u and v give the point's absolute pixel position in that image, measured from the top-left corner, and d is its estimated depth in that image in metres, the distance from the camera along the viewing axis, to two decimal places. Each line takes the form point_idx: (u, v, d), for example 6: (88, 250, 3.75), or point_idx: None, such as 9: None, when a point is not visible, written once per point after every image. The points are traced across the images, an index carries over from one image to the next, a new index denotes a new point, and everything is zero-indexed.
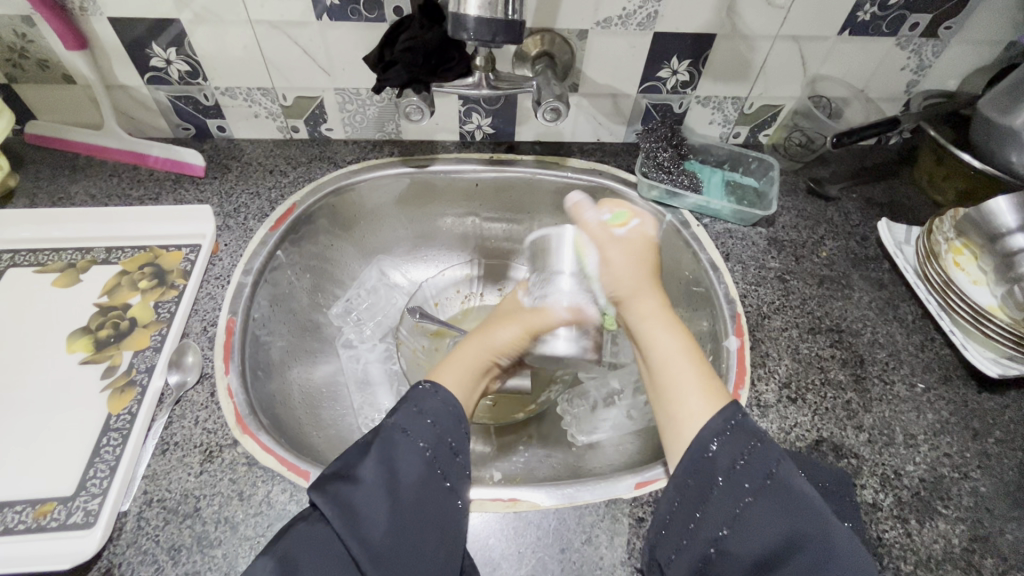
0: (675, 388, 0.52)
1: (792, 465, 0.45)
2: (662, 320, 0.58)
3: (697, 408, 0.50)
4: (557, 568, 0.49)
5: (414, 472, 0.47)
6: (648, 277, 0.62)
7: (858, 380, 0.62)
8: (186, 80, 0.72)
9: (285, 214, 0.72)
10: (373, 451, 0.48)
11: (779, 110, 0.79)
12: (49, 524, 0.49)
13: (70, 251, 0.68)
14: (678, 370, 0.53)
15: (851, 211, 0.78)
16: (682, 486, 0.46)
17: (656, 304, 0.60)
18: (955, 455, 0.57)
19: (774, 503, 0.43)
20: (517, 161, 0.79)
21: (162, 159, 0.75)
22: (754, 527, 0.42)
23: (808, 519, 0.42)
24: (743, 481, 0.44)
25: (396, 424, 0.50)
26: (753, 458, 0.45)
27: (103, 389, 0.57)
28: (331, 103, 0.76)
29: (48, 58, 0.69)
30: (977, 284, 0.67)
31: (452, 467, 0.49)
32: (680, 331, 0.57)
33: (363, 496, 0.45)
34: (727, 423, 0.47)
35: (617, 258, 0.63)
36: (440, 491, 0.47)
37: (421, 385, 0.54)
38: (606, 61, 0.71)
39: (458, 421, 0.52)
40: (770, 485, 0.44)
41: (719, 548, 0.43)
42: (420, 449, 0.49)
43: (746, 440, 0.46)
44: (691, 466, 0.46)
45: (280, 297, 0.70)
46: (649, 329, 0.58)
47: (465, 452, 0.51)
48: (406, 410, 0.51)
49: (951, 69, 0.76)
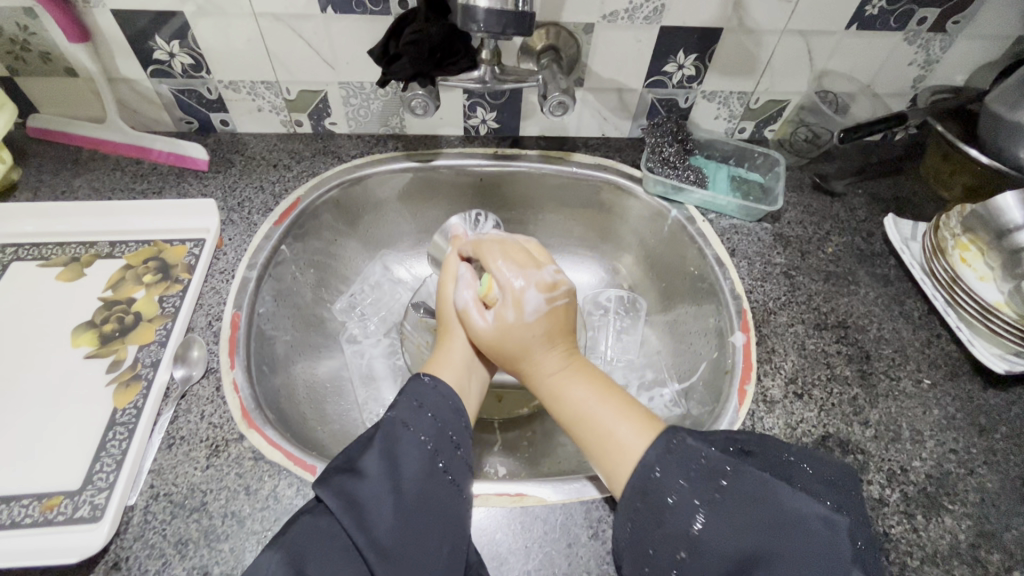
0: (595, 446, 0.51)
1: (740, 472, 0.45)
2: (567, 377, 0.55)
3: (631, 450, 0.48)
4: (563, 562, 0.49)
5: (417, 465, 0.47)
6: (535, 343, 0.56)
7: (864, 376, 0.62)
8: (190, 73, 0.71)
9: (290, 208, 0.72)
10: (377, 444, 0.48)
11: (785, 105, 0.79)
12: (57, 518, 0.49)
13: (73, 245, 0.68)
14: (599, 424, 0.51)
15: (857, 207, 0.77)
16: (633, 509, 0.45)
17: (560, 363, 0.56)
18: (961, 451, 0.57)
19: (725, 517, 0.42)
20: (521, 155, 0.79)
21: (166, 153, 0.75)
22: (710, 545, 0.41)
23: (762, 528, 0.41)
24: (693, 497, 0.44)
25: (396, 417, 0.50)
26: (701, 473, 0.45)
27: (109, 383, 0.57)
28: (335, 97, 0.75)
29: (50, 50, 0.68)
30: (983, 280, 0.66)
31: (453, 460, 0.49)
32: (592, 383, 0.54)
33: (367, 488, 0.45)
34: (670, 442, 0.47)
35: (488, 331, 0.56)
36: (442, 484, 0.47)
37: (423, 377, 0.54)
38: (613, 55, 0.71)
39: (458, 414, 0.52)
40: (720, 498, 0.43)
41: (682, 570, 0.42)
42: (421, 440, 0.49)
43: (691, 456, 0.46)
44: (639, 487, 0.46)
45: (285, 292, 0.70)
46: (556, 390, 0.55)
47: (465, 446, 0.51)
48: (406, 401, 0.51)
49: (959, 64, 0.76)
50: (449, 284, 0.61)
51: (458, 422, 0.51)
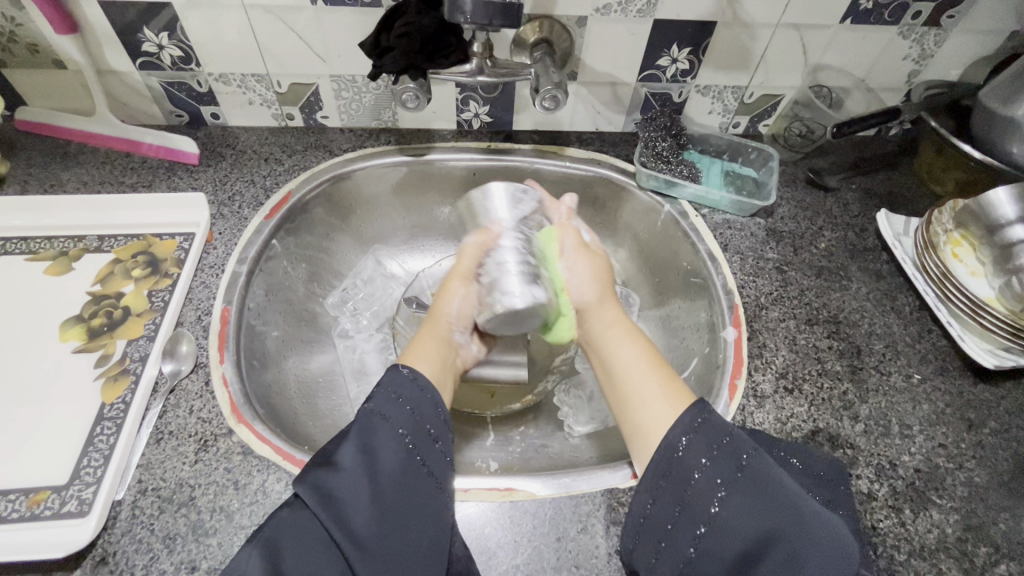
0: (641, 395, 0.51)
1: (761, 453, 0.44)
2: (623, 328, 0.58)
3: (663, 414, 0.49)
4: (552, 557, 0.49)
5: (394, 460, 0.46)
6: (608, 288, 0.61)
7: (855, 371, 0.62)
8: (179, 65, 0.70)
9: (280, 203, 0.71)
10: (353, 437, 0.47)
11: (780, 100, 0.79)
12: (44, 512, 0.49)
13: (61, 239, 0.68)
14: (644, 379, 0.52)
15: (850, 202, 0.77)
16: (655, 488, 0.45)
17: (617, 314, 0.59)
18: (950, 446, 0.57)
19: (744, 497, 0.42)
20: (514, 150, 0.78)
21: (156, 146, 0.74)
22: (729, 524, 0.41)
23: (778, 509, 0.41)
24: (715, 477, 0.43)
25: (372, 409, 0.49)
26: (722, 453, 0.44)
27: (98, 377, 0.57)
28: (326, 90, 0.75)
29: (38, 42, 0.68)
30: (975, 276, 0.67)
31: (431, 454, 0.48)
32: (640, 338, 0.57)
33: (342, 483, 0.44)
34: (694, 422, 0.46)
35: (583, 265, 0.62)
36: (420, 478, 0.47)
37: (401, 369, 0.52)
38: (606, 49, 0.70)
39: (436, 406, 0.51)
40: (741, 478, 0.43)
41: (699, 547, 0.42)
42: (400, 434, 0.48)
43: (714, 435, 0.45)
44: (661, 469, 0.45)
45: (276, 287, 0.70)
46: (607, 339, 0.58)
47: (444, 438, 0.50)
48: (383, 393, 0.50)
49: (953, 59, 0.75)
50: (459, 281, 0.60)
51: (436, 415, 0.50)
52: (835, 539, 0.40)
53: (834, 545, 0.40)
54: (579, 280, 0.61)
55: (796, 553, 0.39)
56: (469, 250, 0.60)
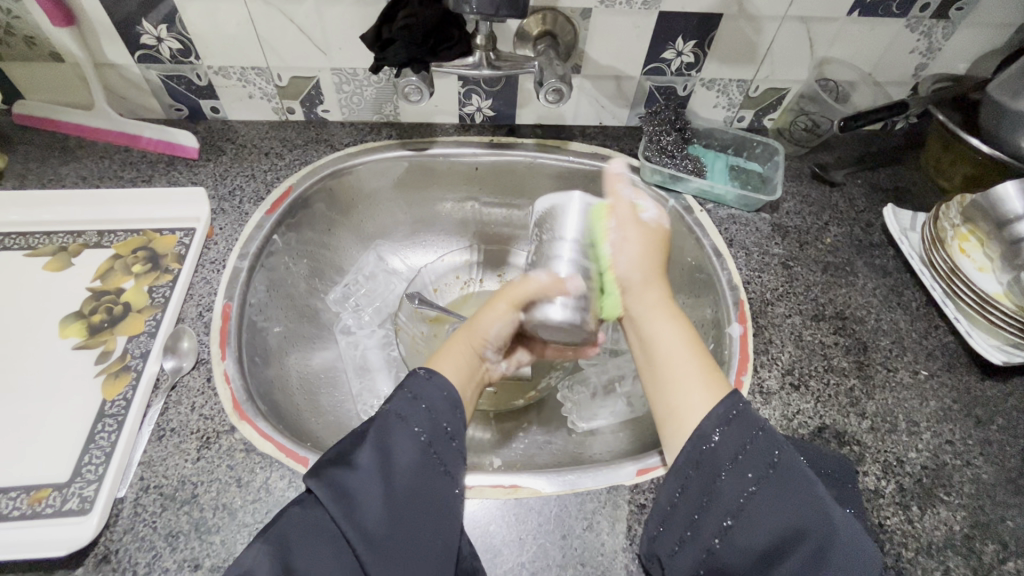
0: (681, 381, 0.51)
1: (795, 451, 0.44)
2: (668, 310, 0.56)
3: (700, 400, 0.49)
4: (558, 554, 0.49)
5: (409, 458, 0.46)
6: (657, 268, 0.59)
7: (861, 367, 0.61)
8: (179, 58, 0.70)
9: (281, 197, 0.70)
10: (369, 437, 0.47)
11: (785, 93, 0.78)
12: (44, 510, 0.48)
13: (60, 235, 0.67)
14: (685, 364, 0.52)
15: (856, 197, 0.76)
16: (683, 477, 0.45)
17: (659, 293, 0.58)
18: (957, 442, 0.56)
19: (776, 495, 0.42)
20: (517, 144, 0.77)
21: (155, 140, 0.73)
22: (758, 518, 0.42)
23: (809, 508, 0.41)
24: (746, 471, 0.43)
25: (391, 409, 0.49)
26: (755, 448, 0.44)
27: (98, 373, 0.56)
28: (328, 83, 0.74)
29: (35, 34, 0.67)
30: (982, 271, 0.66)
31: (449, 452, 0.48)
32: (684, 323, 0.56)
33: (361, 481, 0.44)
34: (729, 414, 0.46)
35: (633, 246, 0.59)
36: (436, 477, 0.47)
37: (419, 370, 0.52)
38: (610, 42, 0.70)
39: (454, 406, 0.51)
40: (773, 476, 0.43)
41: (724, 539, 0.42)
42: (416, 433, 0.48)
43: (747, 431, 0.45)
44: (692, 458, 0.45)
45: (278, 282, 0.69)
46: (650, 318, 0.56)
47: (460, 437, 0.50)
48: (401, 395, 0.50)
49: (962, 51, 0.74)
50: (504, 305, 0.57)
51: (451, 412, 0.50)
52: (861, 544, 0.40)
53: (861, 547, 0.40)
54: (625, 260, 0.58)
55: (824, 553, 0.40)
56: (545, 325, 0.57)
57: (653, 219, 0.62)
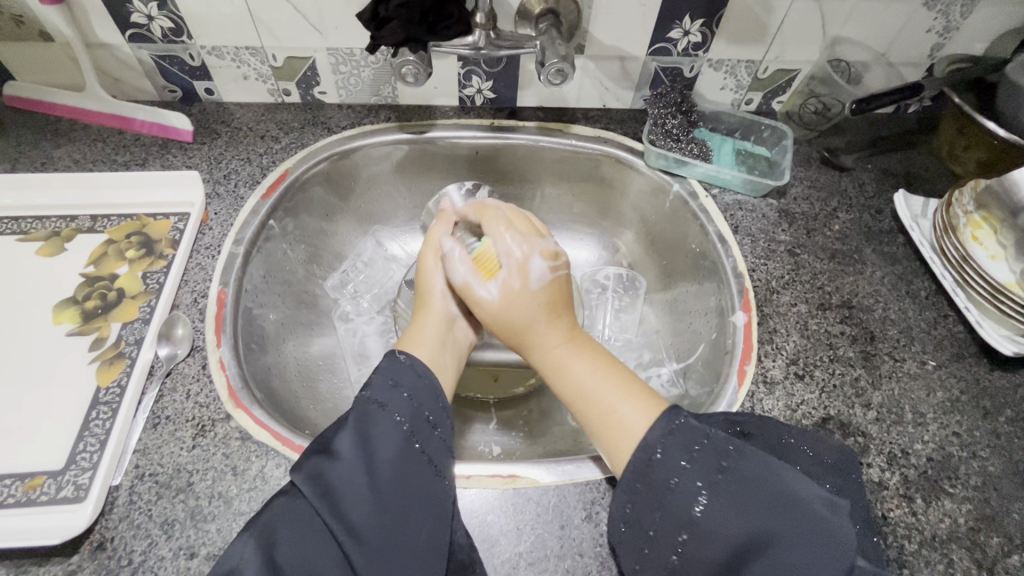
0: (608, 417, 0.50)
1: (743, 452, 0.43)
2: (568, 356, 0.55)
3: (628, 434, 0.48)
4: (556, 545, 0.48)
5: (393, 447, 0.45)
6: (543, 313, 0.57)
7: (868, 357, 0.60)
8: (171, 37, 0.68)
9: (278, 180, 0.69)
10: (350, 424, 0.46)
11: (795, 74, 0.75)
12: (40, 498, 0.48)
13: (53, 219, 0.66)
14: (604, 402, 0.51)
15: (866, 182, 0.74)
16: (632, 492, 0.45)
17: (559, 339, 0.56)
18: (964, 434, 0.55)
19: (726, 503, 0.41)
20: (518, 127, 0.75)
21: (148, 122, 0.71)
22: (711, 530, 0.41)
23: (767, 518, 0.40)
24: (695, 481, 0.42)
25: (370, 397, 0.48)
26: (702, 455, 0.43)
27: (92, 361, 0.56)
28: (323, 64, 0.72)
29: (23, 13, 0.65)
30: (995, 259, 0.64)
31: (431, 440, 0.48)
32: (592, 362, 0.54)
33: (341, 472, 0.43)
34: (673, 423, 0.46)
35: (506, 303, 0.56)
36: (419, 466, 0.46)
37: (399, 356, 0.52)
38: (615, 21, 0.67)
39: (435, 394, 0.50)
40: (722, 481, 0.42)
41: (683, 553, 0.41)
42: (397, 422, 0.47)
43: (686, 441, 0.44)
44: (638, 472, 0.45)
45: (274, 269, 0.68)
46: (557, 366, 0.55)
47: (443, 426, 0.49)
48: (381, 381, 0.49)
49: (981, 30, 0.72)
50: (432, 258, 0.61)
51: (434, 401, 0.50)
52: (828, 540, 0.39)
53: (820, 546, 0.38)
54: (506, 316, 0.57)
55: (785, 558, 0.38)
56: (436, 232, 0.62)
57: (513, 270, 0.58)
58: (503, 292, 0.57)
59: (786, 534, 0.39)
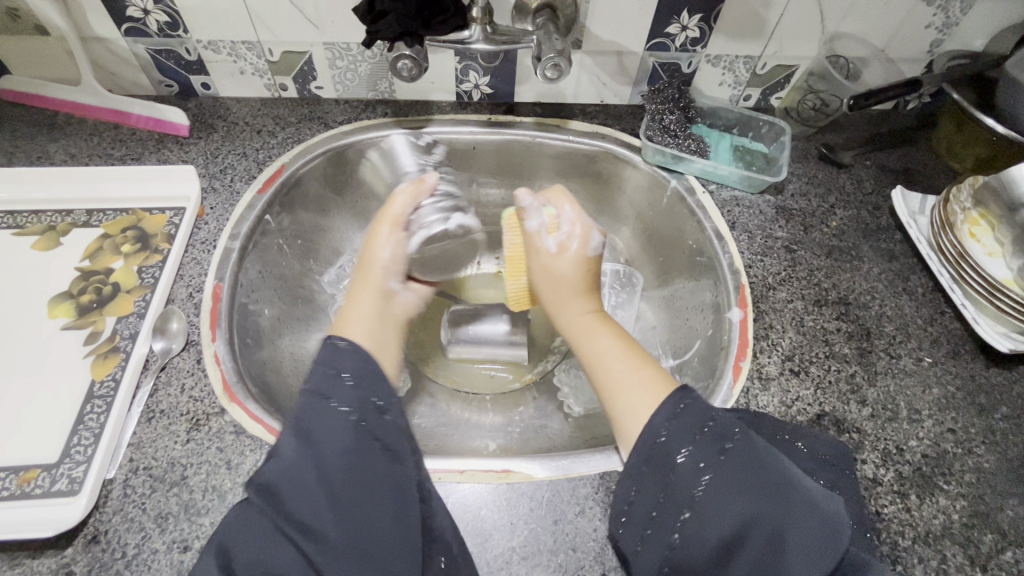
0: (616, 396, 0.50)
1: (747, 434, 0.43)
2: (593, 324, 0.58)
3: (634, 415, 0.48)
4: (548, 539, 0.48)
5: (339, 439, 0.41)
6: (584, 281, 0.61)
7: (864, 354, 0.60)
8: (167, 31, 0.68)
9: (274, 175, 0.69)
10: (293, 422, 0.43)
11: (794, 70, 0.75)
12: (34, 491, 0.48)
13: (49, 213, 0.66)
14: (617, 371, 0.52)
15: (864, 179, 0.74)
16: (638, 475, 0.44)
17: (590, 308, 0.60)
18: (959, 431, 0.55)
19: (728, 482, 0.40)
20: (515, 123, 0.75)
21: (144, 117, 0.71)
22: (712, 509, 0.40)
23: (771, 499, 0.39)
24: (697, 462, 0.42)
25: (312, 389, 0.44)
26: (705, 437, 0.42)
27: (87, 355, 0.56)
28: (320, 58, 0.72)
29: (18, 6, 0.65)
30: (992, 257, 0.64)
31: (381, 426, 0.43)
32: (613, 331, 0.57)
33: (286, 473, 0.40)
34: (676, 407, 0.45)
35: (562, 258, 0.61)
36: (373, 455, 0.42)
37: (336, 342, 0.48)
38: (613, 16, 0.67)
39: (382, 377, 0.46)
40: (725, 461, 0.41)
41: (683, 533, 0.41)
42: (343, 412, 0.43)
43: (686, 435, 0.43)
44: (645, 454, 0.44)
45: (270, 264, 0.68)
46: (581, 329, 0.58)
47: (394, 409, 0.45)
48: (321, 372, 0.45)
49: (981, 26, 0.71)
50: (386, 227, 0.60)
51: (383, 385, 0.45)
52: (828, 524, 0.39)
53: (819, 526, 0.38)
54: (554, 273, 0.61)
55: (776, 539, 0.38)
56: (401, 199, 0.62)
57: (566, 239, 0.62)
58: (556, 254, 0.61)
59: (772, 522, 0.38)
